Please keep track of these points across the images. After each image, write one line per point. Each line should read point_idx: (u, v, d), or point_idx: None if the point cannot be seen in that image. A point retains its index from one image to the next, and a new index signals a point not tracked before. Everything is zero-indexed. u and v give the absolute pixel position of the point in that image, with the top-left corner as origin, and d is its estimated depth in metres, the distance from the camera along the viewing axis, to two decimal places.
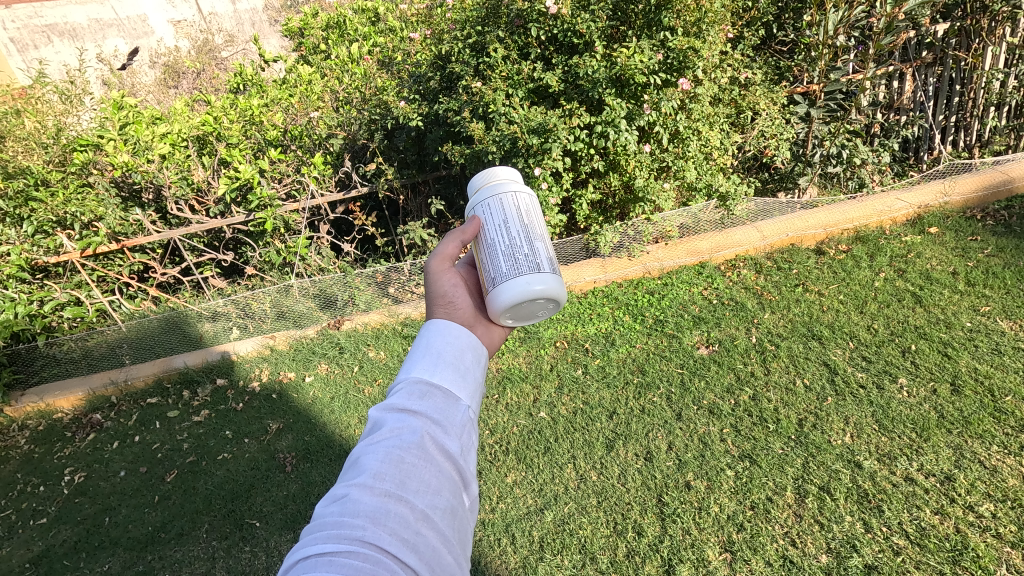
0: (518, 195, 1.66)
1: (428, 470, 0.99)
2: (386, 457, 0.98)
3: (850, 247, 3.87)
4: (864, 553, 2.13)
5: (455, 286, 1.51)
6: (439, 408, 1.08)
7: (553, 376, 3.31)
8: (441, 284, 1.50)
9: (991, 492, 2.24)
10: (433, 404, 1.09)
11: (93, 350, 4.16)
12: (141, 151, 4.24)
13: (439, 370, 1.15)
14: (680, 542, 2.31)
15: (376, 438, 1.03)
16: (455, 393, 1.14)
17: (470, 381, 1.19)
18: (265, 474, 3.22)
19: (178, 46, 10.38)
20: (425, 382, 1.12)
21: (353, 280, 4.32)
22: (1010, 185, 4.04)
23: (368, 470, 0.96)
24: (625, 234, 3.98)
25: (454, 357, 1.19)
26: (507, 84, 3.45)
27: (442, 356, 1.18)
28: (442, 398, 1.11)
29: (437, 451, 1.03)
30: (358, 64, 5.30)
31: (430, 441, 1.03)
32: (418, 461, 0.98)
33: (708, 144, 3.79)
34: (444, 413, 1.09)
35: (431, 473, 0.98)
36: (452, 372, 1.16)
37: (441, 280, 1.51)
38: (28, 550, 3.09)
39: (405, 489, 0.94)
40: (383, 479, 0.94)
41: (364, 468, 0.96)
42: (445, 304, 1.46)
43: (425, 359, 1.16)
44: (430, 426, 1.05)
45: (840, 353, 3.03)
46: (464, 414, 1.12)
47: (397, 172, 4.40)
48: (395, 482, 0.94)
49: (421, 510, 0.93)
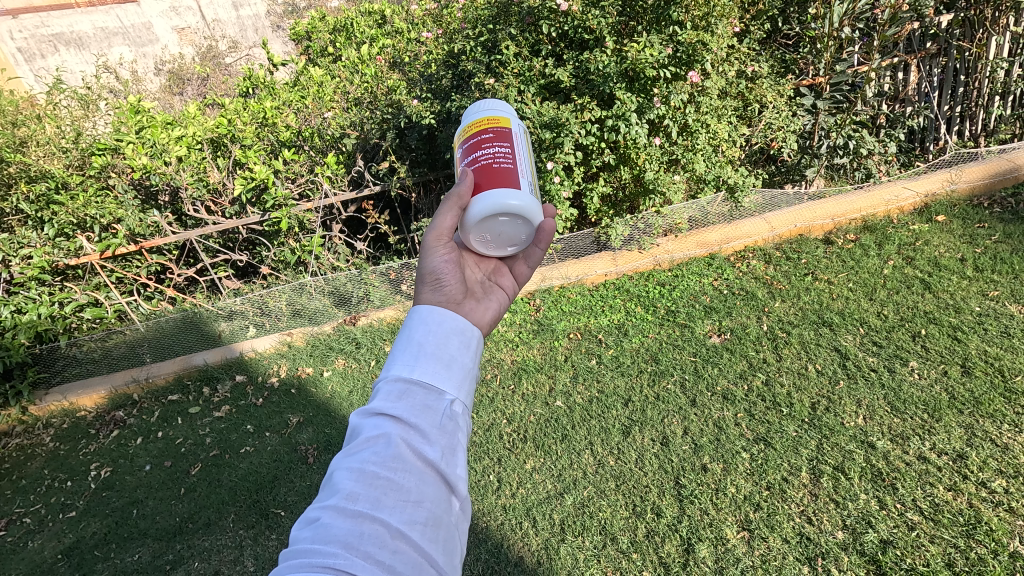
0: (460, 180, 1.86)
1: (404, 481, 0.94)
2: (360, 472, 0.94)
3: (858, 237, 3.92)
4: (880, 528, 2.18)
5: (444, 262, 1.51)
6: (419, 408, 1.04)
7: (568, 365, 3.38)
8: (430, 262, 1.50)
9: (1002, 469, 2.29)
10: (413, 405, 1.04)
11: (113, 350, 4.25)
12: (158, 154, 4.27)
13: (419, 365, 1.10)
14: (698, 522, 2.37)
15: (354, 448, 0.99)
16: (439, 387, 1.08)
17: (457, 372, 1.13)
18: (288, 465, 3.30)
19: (183, 54, 10.47)
20: (404, 380, 1.07)
21: (367, 277, 4.38)
22: (1016, 172, 4.09)
23: (342, 490, 0.92)
24: (636, 227, 4.08)
25: (436, 349, 1.14)
26: (519, 81, 3.52)
27: (423, 348, 1.13)
28: (423, 396, 1.06)
29: (415, 458, 0.98)
30: (369, 65, 5.37)
31: (407, 449, 0.98)
32: (393, 474, 0.94)
33: (717, 136, 3.85)
34: (425, 413, 1.04)
35: (409, 483, 0.94)
36: (433, 365, 1.10)
37: (433, 255, 1.52)
38: (59, 541, 3.16)
39: (381, 506, 0.90)
40: (357, 498, 0.91)
41: (337, 488, 0.93)
42: (434, 280, 1.45)
43: (405, 354, 1.12)
44: (408, 430, 1.01)
45: (851, 338, 3.08)
46: (448, 410, 1.07)
47: (409, 171, 4.52)
48: (368, 500, 0.90)
49: (397, 527, 0.88)
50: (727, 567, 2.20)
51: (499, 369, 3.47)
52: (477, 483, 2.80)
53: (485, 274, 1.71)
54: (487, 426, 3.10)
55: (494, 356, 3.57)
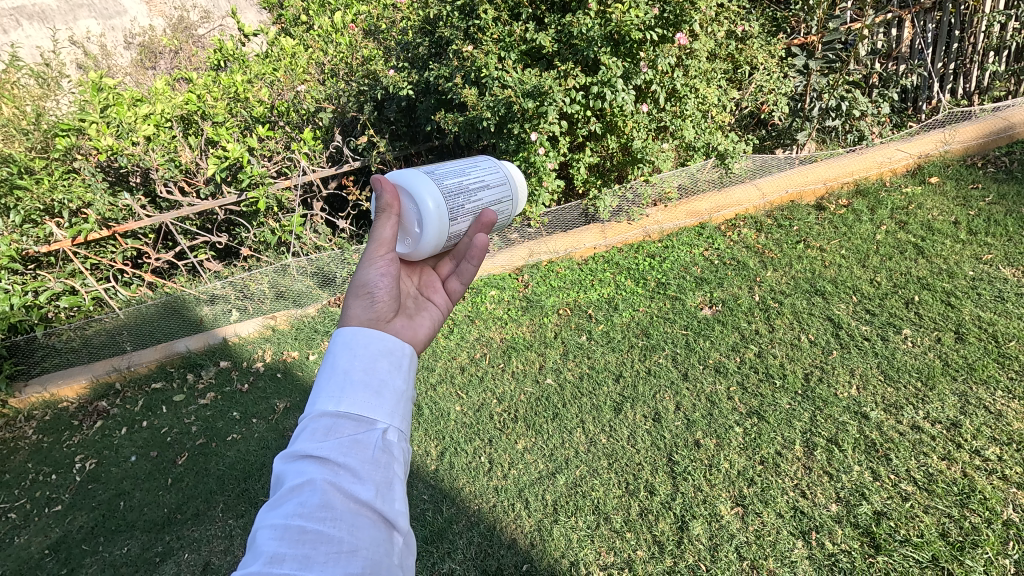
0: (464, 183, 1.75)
1: (337, 531, 0.86)
2: (286, 529, 0.86)
3: (850, 202, 3.85)
4: (873, 500, 2.17)
5: (382, 275, 1.39)
6: (348, 445, 0.97)
7: (558, 343, 3.32)
8: (365, 273, 1.39)
9: (996, 436, 2.27)
10: (341, 442, 0.97)
11: (93, 339, 4.14)
12: (125, 133, 4.05)
13: (347, 395, 1.02)
14: (693, 499, 2.34)
15: (278, 500, 0.91)
16: (369, 417, 1.01)
17: (389, 397, 1.06)
18: (276, 452, 3.24)
19: (153, 25, 9.91)
20: (330, 415, 0.99)
21: (350, 256, 4.34)
22: (1010, 131, 4.02)
23: (265, 554, 0.83)
24: (624, 198, 3.99)
25: (365, 374, 1.06)
26: (499, 47, 3.38)
27: (350, 376, 1.04)
28: (352, 429, 0.99)
29: (346, 501, 0.90)
30: (342, 33, 5.11)
31: (337, 493, 0.90)
32: (322, 525, 0.86)
33: (706, 101, 3.74)
34: (355, 449, 0.97)
35: (341, 532, 0.86)
36: (362, 394, 1.03)
37: (369, 267, 1.41)
38: (46, 537, 3.09)
39: (311, 563, 0.82)
40: (283, 560, 0.82)
41: (260, 552, 0.84)
42: (366, 293, 1.34)
43: (330, 385, 1.03)
44: (336, 472, 0.93)
45: (843, 307, 3.04)
46: (382, 441, 1.00)
47: (389, 145, 4.39)
48: (296, 559, 0.82)
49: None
50: (721, 543, 2.17)
51: (488, 348, 3.41)
52: (468, 465, 2.76)
53: (417, 286, 1.67)
54: (477, 407, 3.06)
55: (483, 334, 3.51)
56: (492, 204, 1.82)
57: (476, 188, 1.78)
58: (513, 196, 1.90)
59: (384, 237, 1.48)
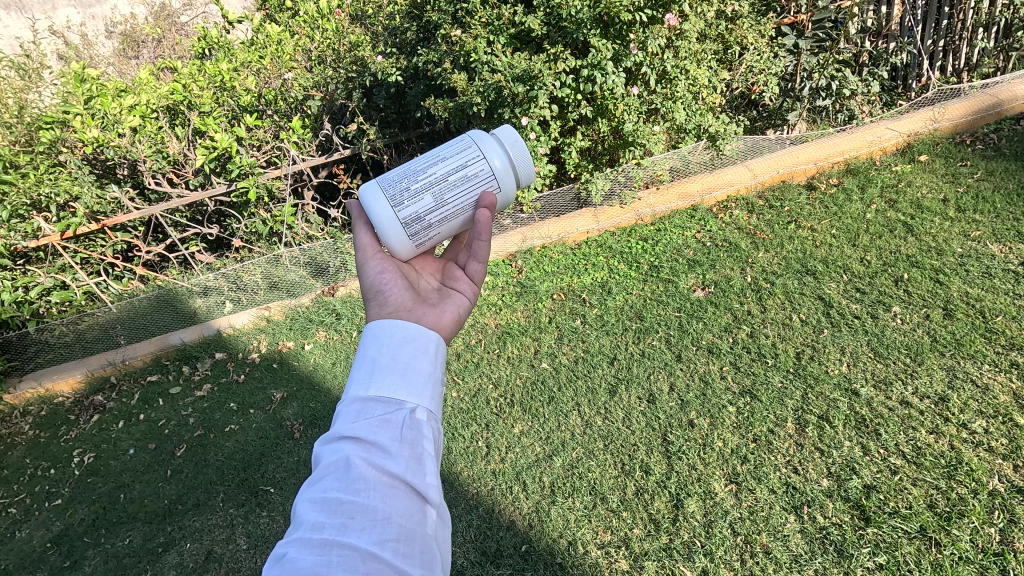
0: (423, 169, 1.66)
1: (371, 501, 0.89)
2: (325, 501, 0.89)
3: (840, 181, 3.87)
4: (863, 474, 2.22)
5: (381, 274, 1.56)
6: (378, 424, 1.00)
7: (553, 327, 3.34)
8: (369, 276, 1.56)
9: (982, 409, 2.31)
10: (372, 422, 1.00)
11: (86, 333, 4.12)
12: (110, 125, 4.01)
13: (376, 379, 1.06)
14: (687, 477, 2.38)
15: (317, 478, 0.95)
16: (398, 399, 1.04)
17: (417, 379, 1.09)
18: (274, 441, 3.25)
19: (134, 13, 9.66)
20: (362, 399, 1.04)
21: (343, 246, 4.32)
22: (998, 108, 4.04)
23: (307, 523, 0.87)
24: (616, 181, 3.96)
25: (391, 360, 1.10)
26: (488, 31, 3.34)
27: (377, 363, 1.08)
28: (381, 410, 1.02)
29: (379, 474, 0.93)
30: (328, 19, 5.04)
31: (368, 467, 0.94)
32: (357, 496, 0.89)
33: (696, 83, 3.73)
34: (384, 427, 1.00)
35: (375, 502, 0.89)
36: (389, 377, 1.06)
37: (368, 269, 1.58)
38: (47, 530, 3.10)
39: (348, 530, 0.85)
40: (322, 527, 0.86)
41: (302, 522, 0.88)
42: (376, 294, 1.50)
43: (360, 373, 1.08)
44: (369, 449, 0.97)
45: (834, 286, 3.07)
46: (411, 420, 1.03)
47: (379, 132, 4.37)
48: (334, 527, 0.86)
49: (366, 548, 0.83)
50: (715, 520, 2.22)
51: (483, 334, 3.42)
52: (466, 450, 2.79)
53: (441, 281, 1.71)
54: (473, 392, 3.08)
55: (478, 321, 3.52)
56: (452, 172, 1.65)
57: (427, 165, 1.67)
58: (484, 156, 1.67)
59: (366, 244, 1.63)
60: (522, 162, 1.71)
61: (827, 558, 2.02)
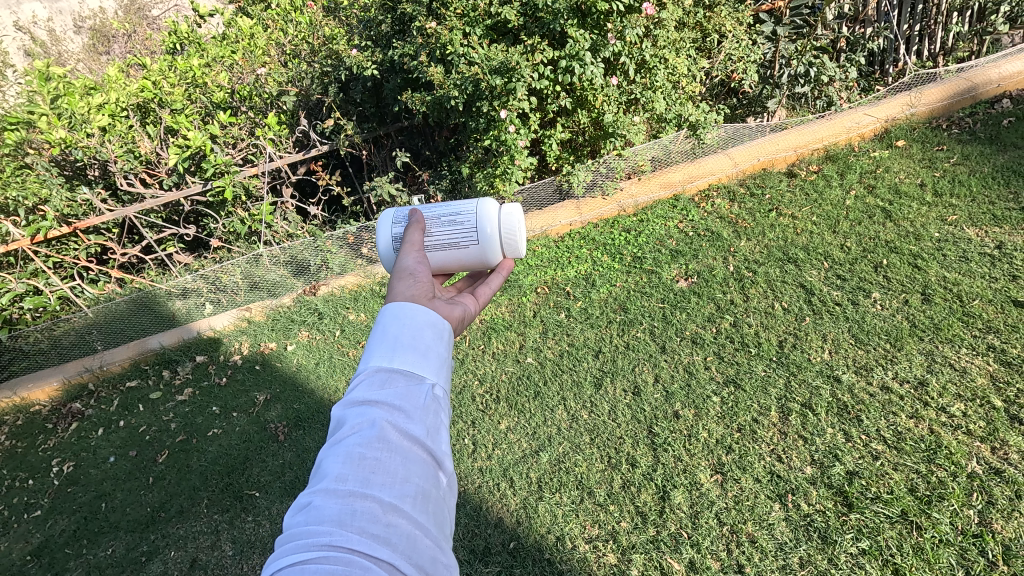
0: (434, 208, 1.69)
1: (392, 460, 0.86)
2: (348, 455, 0.86)
3: (820, 167, 3.89)
4: (846, 460, 2.24)
5: (418, 262, 1.40)
6: (400, 393, 0.95)
7: (537, 321, 3.33)
8: (404, 260, 1.39)
9: (961, 393, 2.34)
10: (398, 390, 0.96)
11: (62, 339, 4.03)
12: (78, 125, 3.89)
13: (401, 351, 1.00)
14: (673, 469, 2.39)
15: (339, 436, 0.91)
16: (421, 372, 0.99)
17: (437, 357, 1.04)
18: (258, 445, 3.20)
19: (103, 7, 9.34)
20: (385, 368, 0.98)
21: (324, 243, 4.17)
22: (974, 92, 4.07)
23: (330, 474, 0.84)
24: (598, 172, 3.94)
25: (416, 334, 1.04)
26: (463, 22, 3.28)
27: (400, 336, 1.02)
28: (405, 379, 0.97)
29: (401, 438, 0.90)
30: (302, 12, 4.94)
31: (392, 429, 0.90)
32: (379, 455, 0.86)
33: (675, 72, 3.71)
34: (408, 394, 0.96)
35: (397, 462, 0.86)
36: (414, 351, 1.01)
37: (406, 257, 1.42)
38: (27, 542, 3.03)
39: (370, 485, 0.83)
40: (346, 480, 0.83)
41: (325, 472, 0.85)
42: (407, 275, 1.31)
43: (382, 340, 1.02)
44: (392, 412, 0.93)
45: (815, 274, 3.09)
46: (433, 394, 0.98)
47: (357, 127, 4.30)
48: (357, 481, 0.83)
49: (389, 501, 0.82)
50: (701, 511, 2.23)
51: (468, 329, 3.40)
52: (452, 447, 2.78)
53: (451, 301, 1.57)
54: (459, 389, 3.07)
55: None
56: (447, 215, 1.67)
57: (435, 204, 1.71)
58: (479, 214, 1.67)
59: (413, 240, 1.51)
60: (511, 242, 1.72)
61: (811, 545, 2.04)
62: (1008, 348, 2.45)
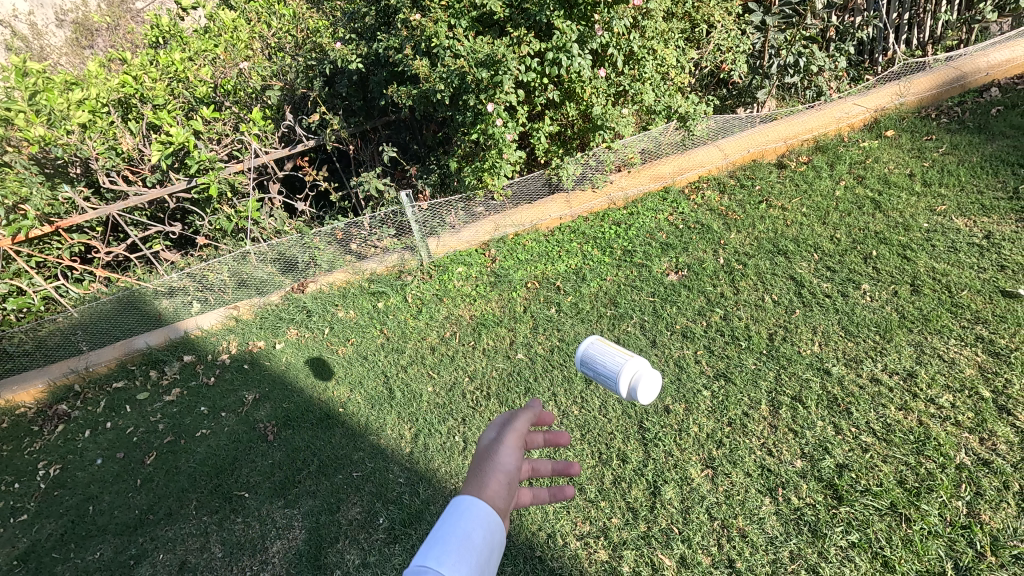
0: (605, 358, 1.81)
1: (475, 541, 0.85)
2: (451, 524, 0.87)
3: (810, 158, 3.89)
4: (836, 453, 2.24)
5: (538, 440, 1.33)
6: (492, 492, 0.99)
7: (528, 316, 3.33)
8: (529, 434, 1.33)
9: (949, 384, 2.35)
10: (491, 486, 1.01)
11: (47, 340, 3.95)
12: (59, 122, 3.73)
13: (501, 463, 1.08)
14: (664, 464, 2.39)
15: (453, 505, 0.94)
16: (502, 478, 1.05)
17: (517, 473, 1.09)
18: (247, 445, 3.16)
19: (86, 1, 9.17)
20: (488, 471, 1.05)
21: (311, 240, 4.09)
22: (962, 81, 4.08)
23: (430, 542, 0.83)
24: (587, 165, 3.94)
25: (506, 453, 1.11)
26: (448, 14, 3.22)
27: (502, 454, 1.11)
28: (491, 484, 1.01)
29: (488, 523, 0.91)
30: (286, 5, 4.85)
31: (483, 514, 0.92)
32: (468, 530, 0.86)
33: (664, 63, 3.67)
34: (491, 496, 0.99)
35: (476, 540, 0.85)
36: (505, 465, 1.07)
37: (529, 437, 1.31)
38: (13, 547, 2.98)
39: (452, 551, 0.81)
40: (441, 544, 0.82)
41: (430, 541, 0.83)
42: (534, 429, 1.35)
43: (493, 452, 1.11)
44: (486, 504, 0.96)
45: (806, 265, 3.08)
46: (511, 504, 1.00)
47: (343, 122, 4.24)
48: (445, 548, 0.81)
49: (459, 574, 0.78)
50: (692, 506, 2.22)
51: (458, 326, 3.46)
52: (443, 445, 2.76)
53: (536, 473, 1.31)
54: (449, 386, 3.06)
55: (452, 312, 3.58)
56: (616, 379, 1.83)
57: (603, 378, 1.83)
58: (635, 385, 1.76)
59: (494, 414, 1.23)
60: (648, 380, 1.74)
61: (802, 539, 2.04)
62: (996, 339, 2.45)
